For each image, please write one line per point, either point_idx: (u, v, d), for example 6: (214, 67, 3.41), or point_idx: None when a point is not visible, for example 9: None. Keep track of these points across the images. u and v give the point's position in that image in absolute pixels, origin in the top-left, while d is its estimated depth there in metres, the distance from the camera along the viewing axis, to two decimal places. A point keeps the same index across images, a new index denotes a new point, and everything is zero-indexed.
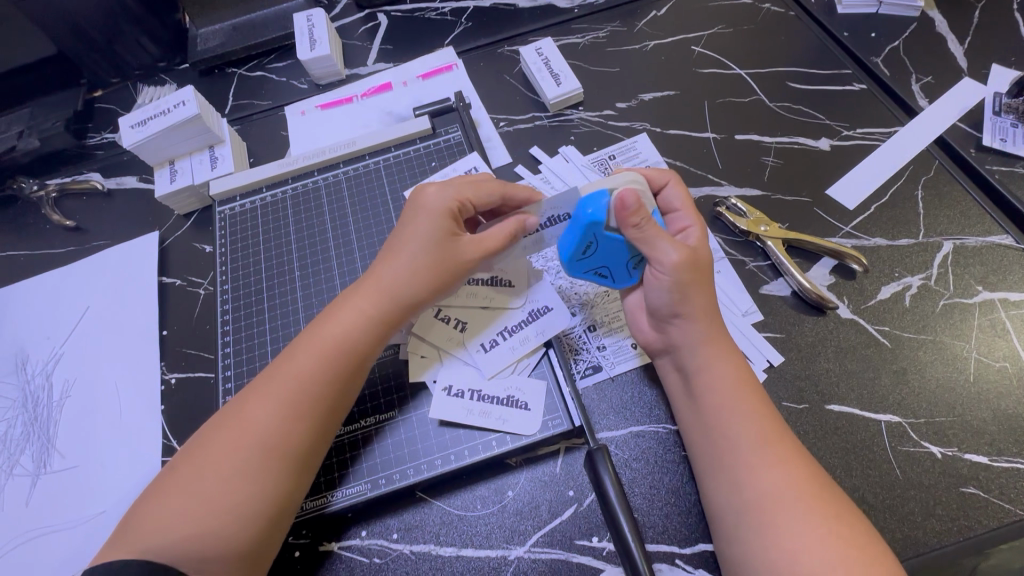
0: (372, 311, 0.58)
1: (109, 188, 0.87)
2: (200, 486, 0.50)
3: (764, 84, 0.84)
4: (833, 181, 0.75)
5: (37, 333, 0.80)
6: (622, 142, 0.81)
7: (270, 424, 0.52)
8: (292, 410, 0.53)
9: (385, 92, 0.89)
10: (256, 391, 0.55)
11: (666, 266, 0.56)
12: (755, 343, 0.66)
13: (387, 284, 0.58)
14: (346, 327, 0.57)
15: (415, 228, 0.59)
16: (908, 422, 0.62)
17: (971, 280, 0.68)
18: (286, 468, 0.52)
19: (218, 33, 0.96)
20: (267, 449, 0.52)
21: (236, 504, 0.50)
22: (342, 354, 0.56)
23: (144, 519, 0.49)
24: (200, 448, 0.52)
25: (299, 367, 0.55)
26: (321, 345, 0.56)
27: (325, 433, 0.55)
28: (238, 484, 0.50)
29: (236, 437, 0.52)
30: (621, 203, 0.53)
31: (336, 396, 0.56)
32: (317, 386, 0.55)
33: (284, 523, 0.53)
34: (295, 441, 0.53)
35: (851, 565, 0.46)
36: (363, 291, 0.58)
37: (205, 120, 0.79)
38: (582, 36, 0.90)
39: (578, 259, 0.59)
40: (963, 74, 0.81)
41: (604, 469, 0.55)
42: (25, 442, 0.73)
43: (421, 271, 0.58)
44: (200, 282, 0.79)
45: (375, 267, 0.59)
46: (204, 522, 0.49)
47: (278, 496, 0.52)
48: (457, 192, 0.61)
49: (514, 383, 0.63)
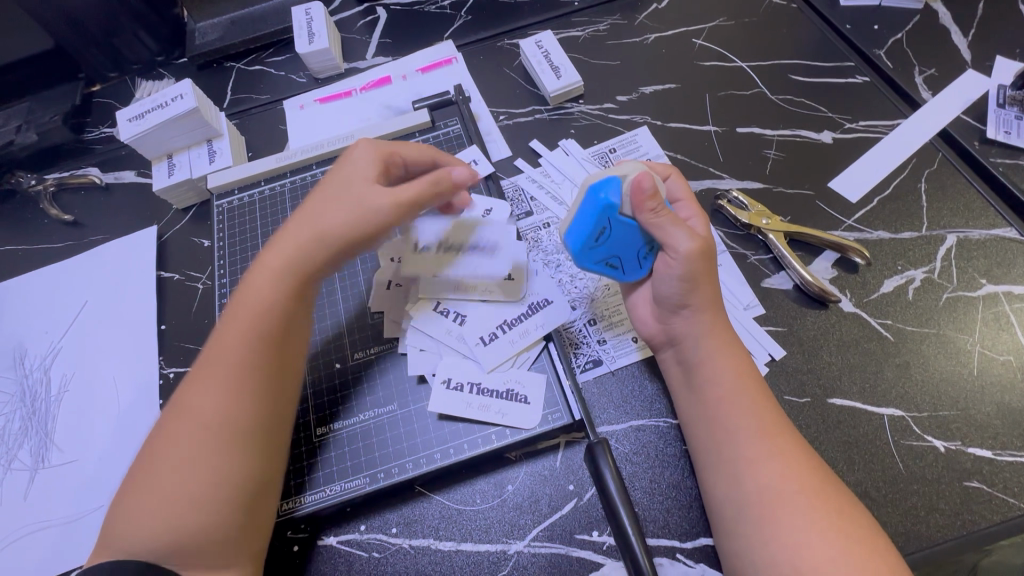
0: (298, 275, 0.56)
1: (107, 182, 0.86)
2: (158, 479, 0.49)
3: (766, 77, 0.83)
4: (836, 175, 0.75)
5: (35, 327, 0.79)
6: (622, 135, 0.81)
7: (205, 401, 0.51)
8: (225, 383, 0.52)
9: (384, 86, 0.88)
10: (190, 377, 0.53)
11: (681, 253, 0.55)
12: (757, 336, 0.66)
13: (314, 248, 0.57)
14: (269, 292, 0.56)
15: (331, 193, 0.58)
16: (911, 416, 0.61)
17: (975, 274, 0.67)
18: (232, 443, 0.51)
19: (217, 27, 0.95)
20: (209, 427, 0.50)
21: (192, 487, 0.49)
22: (270, 319, 0.55)
23: (117, 523, 0.49)
24: (151, 445, 0.51)
25: (228, 342, 0.54)
26: (245, 315, 0.55)
27: (269, 401, 0.54)
28: (189, 466, 0.49)
29: (178, 423, 0.51)
30: (638, 186, 0.54)
31: (273, 361, 0.54)
32: (248, 354, 0.53)
33: (259, 500, 0.52)
34: (237, 414, 0.51)
35: (852, 559, 0.45)
36: (280, 256, 0.56)
37: (203, 113, 0.78)
38: (582, 29, 0.89)
39: (590, 248, 0.58)
40: (967, 66, 0.80)
41: (605, 463, 0.54)
42: (23, 436, 0.73)
43: (342, 230, 0.56)
44: (198, 276, 0.79)
45: (291, 234, 0.58)
46: (167, 514, 0.48)
47: (236, 472, 0.51)
48: (368, 148, 0.60)
49: (513, 377, 0.62)
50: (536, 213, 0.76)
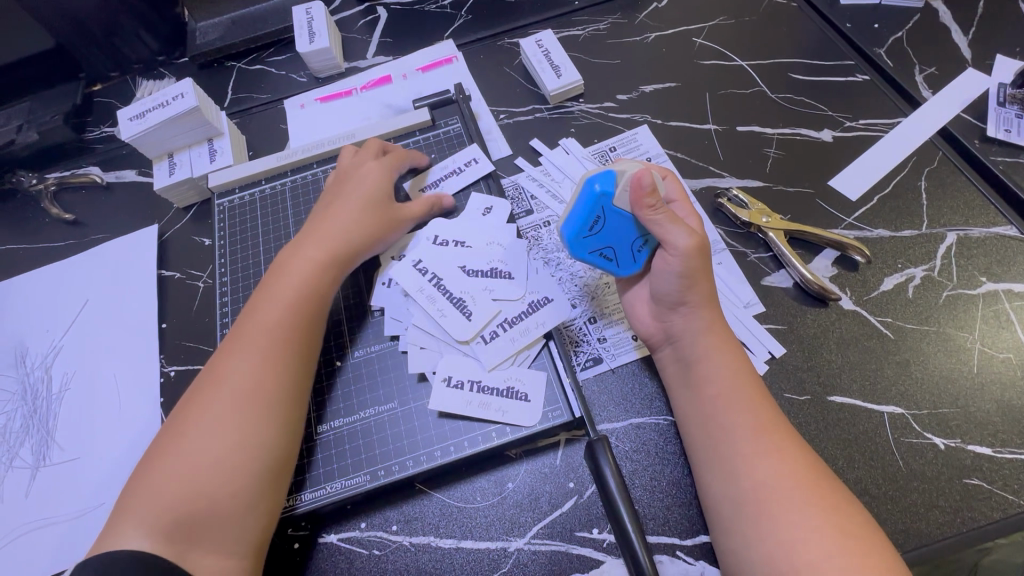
0: (326, 259, 0.63)
1: (108, 181, 0.87)
2: (185, 446, 0.52)
3: (766, 76, 0.83)
4: (836, 173, 0.75)
5: (36, 326, 0.79)
6: (622, 134, 0.81)
7: (242, 368, 0.55)
8: (260, 352, 0.56)
9: (384, 85, 0.89)
10: (224, 350, 0.58)
11: (678, 249, 0.56)
12: (756, 334, 0.66)
13: (340, 238, 0.64)
14: (301, 274, 0.62)
15: (353, 195, 0.67)
16: (911, 414, 0.61)
17: (975, 271, 0.67)
18: (266, 410, 0.54)
19: (218, 26, 0.95)
20: (245, 394, 0.54)
21: (218, 452, 0.51)
22: (303, 297, 0.60)
23: (143, 490, 0.50)
24: (182, 414, 0.54)
25: (264, 316, 0.59)
26: (279, 293, 0.60)
27: (300, 373, 0.58)
28: (219, 431, 0.52)
29: (211, 391, 0.55)
30: (637, 182, 0.55)
31: (303, 335, 0.59)
32: (283, 327, 0.58)
33: (280, 473, 0.54)
34: (272, 381, 0.55)
35: (849, 555, 0.46)
36: (309, 247, 0.64)
37: (204, 112, 0.78)
38: (583, 28, 0.89)
39: (584, 237, 0.59)
40: (967, 65, 0.80)
41: (604, 461, 0.55)
42: (25, 434, 0.73)
43: (366, 224, 0.65)
44: (199, 275, 0.79)
45: (321, 226, 0.65)
46: (196, 478, 0.50)
47: (263, 439, 0.53)
48: (382, 163, 0.70)
49: (514, 375, 0.62)
50: (536, 211, 0.76)
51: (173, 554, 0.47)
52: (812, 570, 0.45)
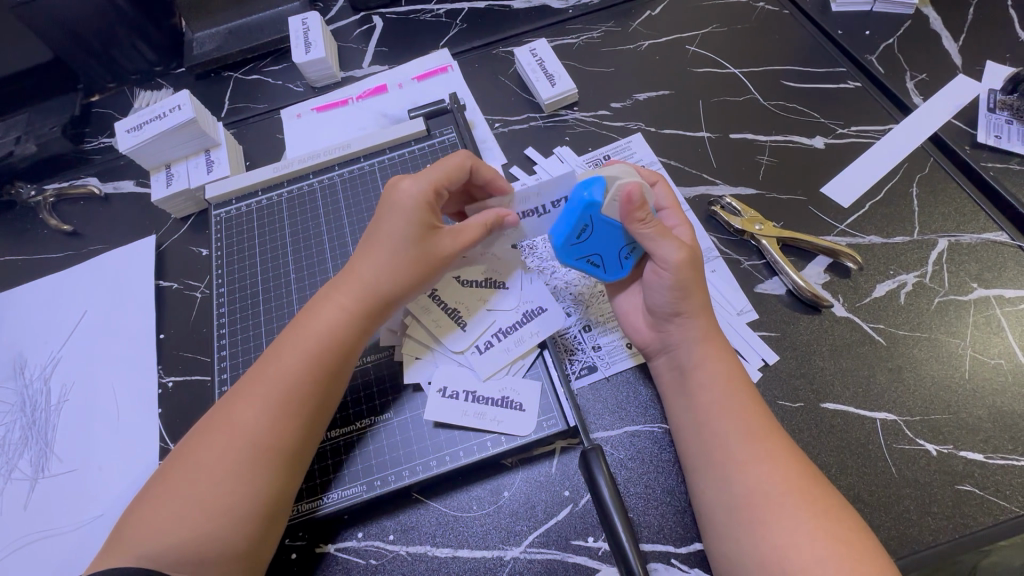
0: (356, 309, 0.58)
1: (106, 192, 0.87)
2: (193, 489, 0.51)
3: (758, 83, 0.84)
4: (828, 179, 0.75)
5: (35, 337, 0.80)
6: (617, 142, 0.81)
7: (258, 422, 0.53)
8: (279, 408, 0.54)
9: (380, 95, 0.89)
10: (242, 392, 0.55)
11: (669, 263, 0.56)
12: (750, 342, 0.66)
13: (372, 282, 0.58)
14: (327, 323, 0.57)
15: (392, 226, 0.59)
16: (903, 421, 0.61)
17: (966, 278, 0.68)
18: (278, 466, 0.53)
19: (214, 37, 0.95)
20: (258, 449, 0.52)
21: (226, 504, 0.50)
22: (328, 351, 0.57)
23: (141, 525, 0.50)
24: (191, 450, 0.53)
25: (285, 366, 0.55)
26: (305, 341, 0.57)
27: (314, 429, 0.56)
28: (231, 482, 0.51)
29: (226, 439, 0.52)
30: (627, 198, 0.54)
31: (321, 389, 0.56)
32: (303, 381, 0.55)
33: (278, 520, 0.54)
34: (286, 439, 0.54)
35: (840, 562, 0.46)
36: (342, 289, 0.59)
37: (201, 123, 0.79)
38: (576, 36, 0.90)
39: (573, 244, 0.59)
40: (958, 71, 0.81)
41: (598, 470, 0.55)
42: (23, 446, 0.73)
43: (404, 271, 0.58)
44: (197, 285, 0.79)
45: (354, 265, 0.60)
46: (198, 527, 0.49)
47: (271, 495, 0.52)
48: (428, 184, 0.59)
49: (509, 384, 0.63)
50: None
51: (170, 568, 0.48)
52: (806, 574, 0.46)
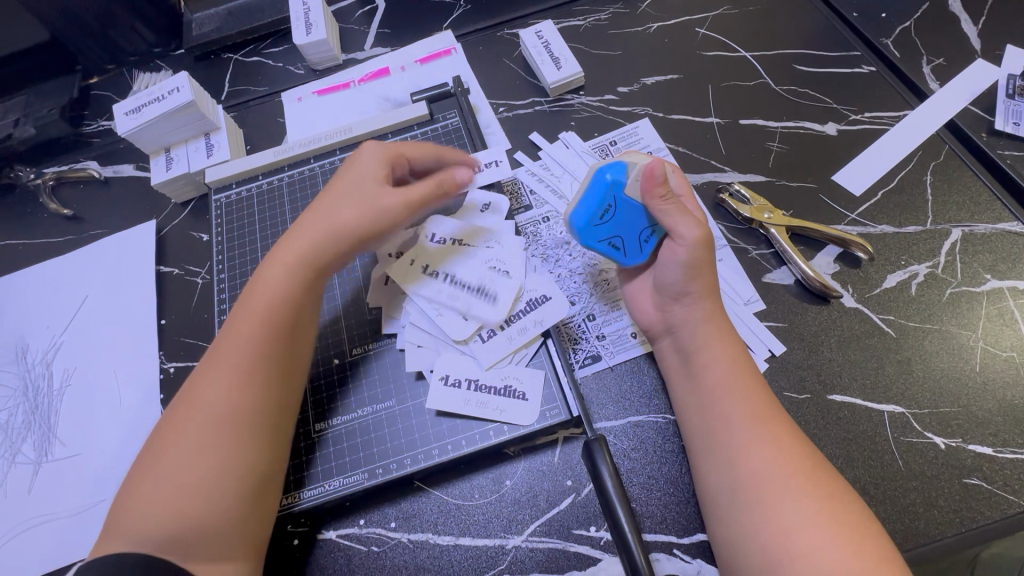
0: (303, 264, 0.59)
1: (105, 176, 0.86)
2: (163, 470, 0.51)
3: (769, 67, 0.81)
4: (840, 167, 0.74)
5: (37, 322, 0.80)
6: (623, 128, 0.80)
7: (213, 389, 0.53)
8: (231, 371, 0.54)
9: (382, 77, 0.88)
10: (201, 368, 0.55)
11: (683, 238, 0.57)
12: (756, 332, 0.65)
13: (323, 244, 0.59)
14: (273, 283, 0.58)
15: (341, 193, 0.61)
16: (911, 413, 0.61)
17: (980, 269, 0.67)
18: (241, 430, 0.52)
19: (213, 18, 0.93)
20: (217, 415, 0.52)
21: (194, 474, 0.50)
22: (277, 308, 0.57)
23: (123, 512, 0.50)
24: (159, 434, 0.53)
25: (237, 334, 0.56)
26: (257, 307, 0.57)
27: (275, 393, 0.55)
28: (195, 454, 0.51)
29: (185, 413, 0.53)
30: (649, 170, 0.57)
31: (276, 350, 0.56)
32: (255, 342, 0.55)
33: (261, 486, 0.53)
34: (242, 400, 0.53)
35: (842, 542, 0.46)
36: (293, 254, 0.59)
37: (200, 106, 0.78)
38: (584, 18, 0.88)
39: (594, 224, 0.60)
40: (976, 56, 0.79)
41: (601, 459, 0.55)
42: (27, 430, 0.73)
43: (351, 226, 0.59)
44: (197, 271, 0.79)
45: (302, 230, 0.60)
46: (173, 504, 0.49)
47: (242, 460, 0.52)
48: (377, 150, 0.63)
49: (512, 373, 0.62)
50: (535, 206, 0.76)
51: (175, 546, 0.48)
52: (808, 555, 0.45)
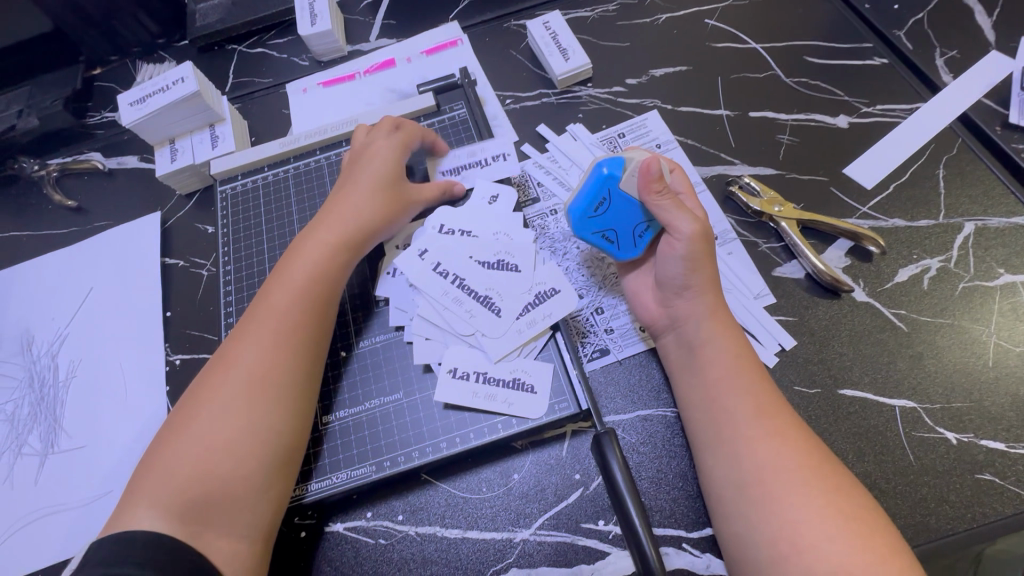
0: (337, 242, 0.62)
1: (110, 168, 0.86)
2: (196, 428, 0.52)
3: (780, 59, 0.81)
4: (850, 160, 0.73)
5: (42, 314, 0.79)
6: (632, 120, 0.79)
7: (252, 354, 0.56)
8: (270, 338, 0.57)
9: (388, 69, 0.87)
10: (239, 335, 0.58)
11: (681, 235, 0.57)
12: (766, 326, 0.65)
13: (353, 222, 0.63)
14: (310, 256, 0.62)
15: (367, 176, 0.66)
16: (923, 408, 0.60)
17: (992, 263, 0.66)
18: (275, 397, 0.54)
19: (218, 8, 0.92)
20: (253, 379, 0.54)
21: (227, 434, 0.52)
22: (314, 281, 0.60)
23: (149, 473, 0.51)
24: (193, 395, 0.55)
25: (275, 302, 0.59)
26: (295, 278, 0.60)
27: (308, 364, 0.57)
28: (230, 414, 0.53)
29: (223, 374, 0.55)
30: (645, 168, 0.56)
31: (311, 320, 0.59)
32: (292, 311, 0.58)
33: (288, 456, 0.54)
34: (279, 367, 0.55)
35: (849, 536, 0.45)
36: (328, 231, 0.63)
37: (205, 97, 0.77)
38: (592, 9, 0.87)
39: (589, 217, 0.60)
40: (991, 48, 0.77)
41: (611, 453, 0.54)
42: (32, 422, 0.73)
43: (378, 207, 0.65)
44: (202, 263, 0.78)
45: (335, 208, 0.65)
46: (204, 462, 0.51)
47: (273, 426, 0.53)
48: (396, 140, 0.69)
49: (520, 366, 0.61)
50: (543, 199, 0.75)
51: (184, 535, 0.48)
52: (814, 550, 0.45)
